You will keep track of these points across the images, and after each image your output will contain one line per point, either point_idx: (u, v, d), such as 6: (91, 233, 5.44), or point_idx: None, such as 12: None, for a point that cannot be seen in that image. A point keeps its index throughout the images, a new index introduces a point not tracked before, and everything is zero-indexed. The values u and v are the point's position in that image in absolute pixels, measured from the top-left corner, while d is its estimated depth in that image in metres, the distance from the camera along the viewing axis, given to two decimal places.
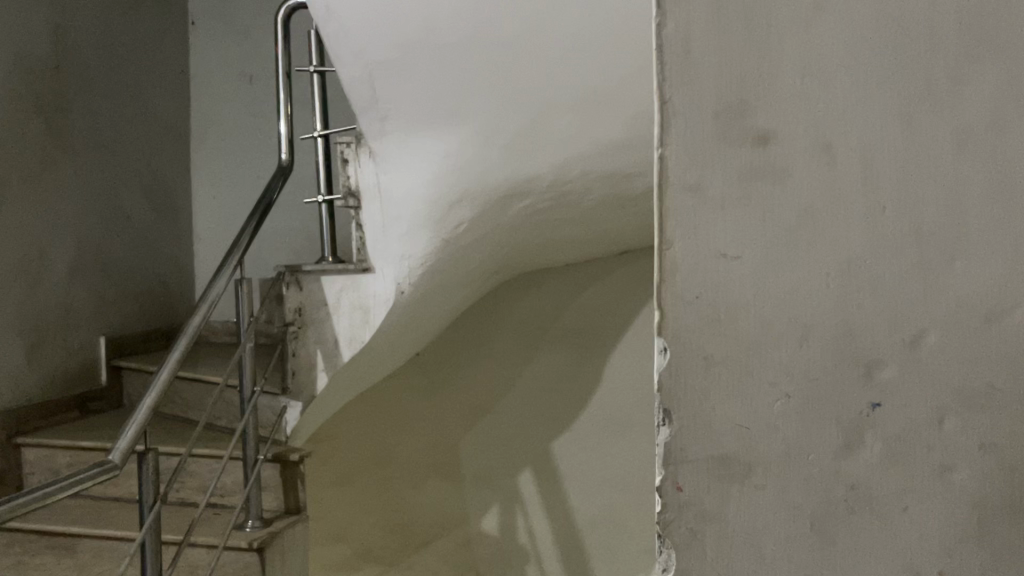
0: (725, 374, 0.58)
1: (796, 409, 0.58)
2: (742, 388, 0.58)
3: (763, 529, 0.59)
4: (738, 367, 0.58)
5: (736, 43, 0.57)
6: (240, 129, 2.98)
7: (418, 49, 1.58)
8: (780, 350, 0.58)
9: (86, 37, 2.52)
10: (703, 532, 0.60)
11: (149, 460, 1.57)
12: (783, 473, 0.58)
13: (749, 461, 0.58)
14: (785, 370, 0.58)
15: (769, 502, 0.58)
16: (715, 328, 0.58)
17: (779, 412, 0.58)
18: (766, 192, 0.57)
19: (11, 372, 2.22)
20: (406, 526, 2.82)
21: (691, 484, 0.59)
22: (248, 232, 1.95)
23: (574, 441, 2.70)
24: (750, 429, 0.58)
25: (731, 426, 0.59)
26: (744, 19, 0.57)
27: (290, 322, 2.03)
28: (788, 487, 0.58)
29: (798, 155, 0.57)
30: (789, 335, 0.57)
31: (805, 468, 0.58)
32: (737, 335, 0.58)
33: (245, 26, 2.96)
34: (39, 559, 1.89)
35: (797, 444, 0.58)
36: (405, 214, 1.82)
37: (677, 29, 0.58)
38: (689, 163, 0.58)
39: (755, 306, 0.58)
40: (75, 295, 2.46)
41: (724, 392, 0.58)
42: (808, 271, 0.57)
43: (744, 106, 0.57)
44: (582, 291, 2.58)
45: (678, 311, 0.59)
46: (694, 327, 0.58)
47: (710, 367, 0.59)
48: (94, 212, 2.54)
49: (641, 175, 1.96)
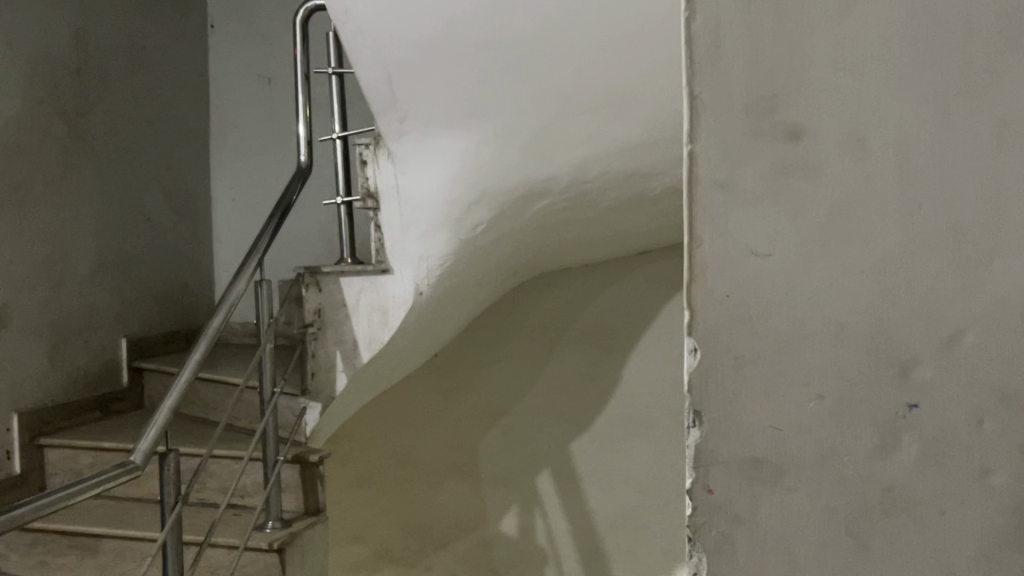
0: (756, 374, 0.58)
1: (829, 409, 0.57)
2: (773, 389, 0.58)
3: (796, 533, 0.58)
4: (770, 367, 0.58)
5: (766, 37, 0.56)
6: (259, 131, 3.00)
7: (436, 50, 1.58)
8: (813, 350, 0.57)
9: (107, 41, 2.54)
10: (734, 535, 0.59)
11: (171, 461, 1.58)
12: (816, 475, 0.57)
13: (780, 463, 0.58)
14: (817, 370, 0.57)
15: (801, 505, 0.58)
16: (746, 327, 0.58)
17: (812, 413, 0.57)
18: (798, 188, 0.57)
19: (34, 373, 2.24)
20: (424, 527, 2.82)
21: (723, 487, 0.59)
22: (268, 233, 1.97)
23: (594, 441, 2.70)
24: (781, 430, 0.58)
25: (762, 427, 0.58)
26: (775, 13, 0.56)
27: (310, 323, 2.02)
28: (820, 489, 0.57)
29: (831, 150, 0.56)
30: (822, 334, 0.57)
31: (839, 471, 0.57)
32: (769, 334, 0.58)
33: (263, 28, 2.97)
34: (63, 559, 1.91)
35: (830, 445, 0.57)
36: (423, 215, 1.82)
37: (709, 20, 0.57)
38: (719, 159, 0.58)
39: (787, 305, 0.57)
40: (97, 297, 2.48)
41: (755, 392, 0.58)
42: (841, 269, 0.56)
43: (775, 100, 0.56)
44: (600, 293, 2.59)
45: (708, 310, 0.59)
46: (724, 326, 0.58)
47: (741, 368, 0.58)
48: (115, 214, 2.56)
49: (660, 175, 1.95)
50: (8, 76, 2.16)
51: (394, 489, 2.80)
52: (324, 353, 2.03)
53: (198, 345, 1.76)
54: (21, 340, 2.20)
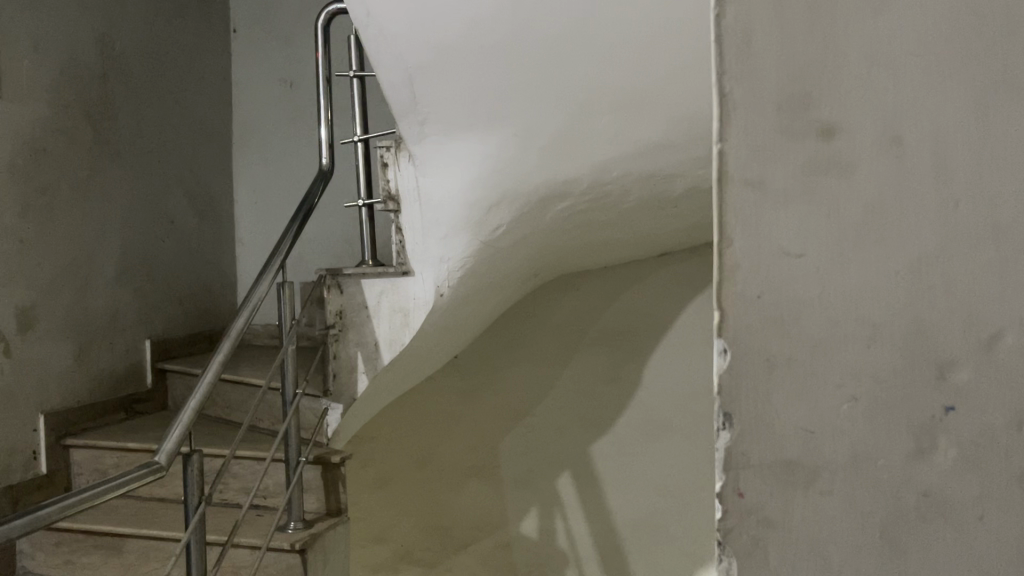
0: (788, 377, 0.57)
1: (864, 412, 0.56)
2: (806, 391, 0.57)
3: (829, 538, 0.57)
4: (802, 369, 0.57)
5: (799, 33, 0.56)
6: (280, 134, 3.02)
7: (457, 52, 1.58)
8: (848, 351, 0.56)
9: (132, 46, 2.57)
10: (765, 539, 0.59)
11: (194, 462, 1.59)
12: (850, 478, 0.56)
13: (814, 467, 0.57)
14: (852, 371, 0.56)
15: (835, 510, 0.57)
16: (778, 328, 0.57)
17: (846, 415, 0.56)
18: (832, 187, 0.56)
19: (60, 375, 2.27)
20: (445, 529, 2.82)
21: (754, 490, 0.59)
22: (290, 235, 1.97)
23: (613, 444, 2.68)
24: (815, 433, 0.57)
25: (795, 430, 0.57)
26: (808, 10, 0.56)
27: (331, 325, 2.04)
28: (854, 493, 0.56)
29: (865, 148, 0.55)
30: (857, 335, 0.56)
31: (874, 474, 0.56)
32: (801, 335, 0.57)
33: (286, 32, 2.99)
34: (89, 558, 1.93)
35: (865, 449, 0.56)
36: (444, 217, 1.82)
37: (738, 17, 0.57)
38: (750, 158, 0.57)
39: (820, 305, 0.57)
40: (122, 298, 2.50)
41: (788, 394, 0.57)
42: (875, 269, 0.56)
43: (808, 98, 0.56)
44: (621, 295, 2.57)
45: (739, 311, 0.58)
46: (756, 327, 0.58)
47: (773, 369, 0.58)
48: (140, 217, 2.58)
49: (681, 175, 1.94)
50: (35, 81, 2.18)
51: (415, 489, 2.81)
52: (345, 354, 2.03)
53: (221, 347, 1.77)
54: (48, 341, 2.22)
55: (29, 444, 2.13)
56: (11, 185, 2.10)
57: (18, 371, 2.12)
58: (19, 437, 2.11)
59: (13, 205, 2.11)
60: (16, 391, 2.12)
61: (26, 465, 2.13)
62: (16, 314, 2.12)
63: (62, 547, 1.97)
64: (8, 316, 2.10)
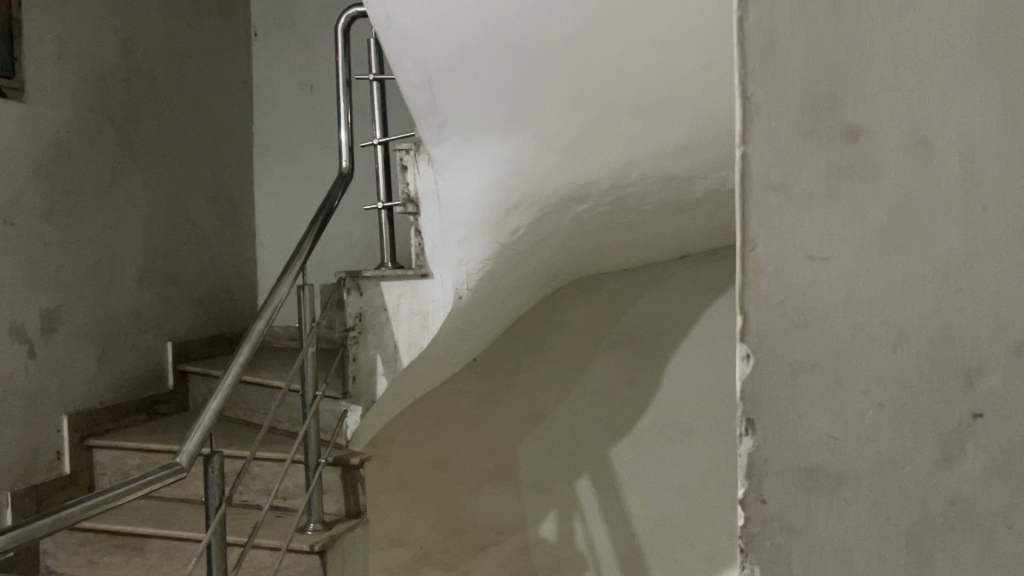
0: (812, 382, 0.57)
1: (889, 418, 0.55)
2: (831, 396, 0.56)
3: (855, 546, 0.57)
4: (826, 374, 0.56)
5: (823, 34, 0.55)
6: (301, 138, 3.04)
7: (477, 53, 1.57)
8: (873, 356, 0.55)
9: (156, 50, 2.59)
10: (787, 546, 0.59)
11: (214, 464, 1.60)
12: (875, 485, 0.56)
13: (837, 474, 0.57)
14: (877, 377, 0.55)
15: (860, 517, 0.56)
16: (802, 333, 0.57)
17: (871, 422, 0.56)
18: (856, 190, 0.55)
19: (84, 376, 2.29)
20: (464, 531, 2.82)
21: (777, 497, 0.58)
22: (310, 238, 1.98)
23: (633, 448, 2.66)
24: (838, 440, 0.56)
25: (819, 436, 0.57)
26: (832, 12, 0.55)
27: (351, 327, 2.03)
28: (880, 501, 0.56)
29: (892, 151, 0.54)
30: (882, 340, 0.55)
31: (900, 482, 0.55)
32: (825, 340, 0.56)
33: (306, 36, 3.01)
34: (111, 558, 1.95)
35: (890, 456, 0.55)
36: (463, 220, 1.83)
37: (761, 21, 0.57)
38: (773, 160, 0.57)
39: (844, 310, 0.56)
40: (144, 300, 2.53)
41: (812, 400, 0.57)
42: (901, 273, 0.55)
43: (832, 100, 0.55)
44: (640, 297, 2.56)
45: (762, 315, 0.58)
46: (779, 331, 0.58)
47: (797, 374, 0.57)
48: (162, 219, 2.61)
49: (700, 178, 1.93)
50: (60, 85, 2.21)
51: (433, 491, 2.82)
52: (364, 356, 2.04)
53: (241, 349, 1.78)
54: (72, 343, 2.25)
55: (53, 445, 2.16)
56: (36, 188, 2.12)
57: (43, 372, 2.15)
58: (44, 438, 2.14)
59: (38, 207, 2.13)
60: (41, 392, 2.14)
61: (51, 465, 2.15)
62: (41, 316, 2.15)
63: (85, 546, 2.00)
64: (33, 318, 2.12)
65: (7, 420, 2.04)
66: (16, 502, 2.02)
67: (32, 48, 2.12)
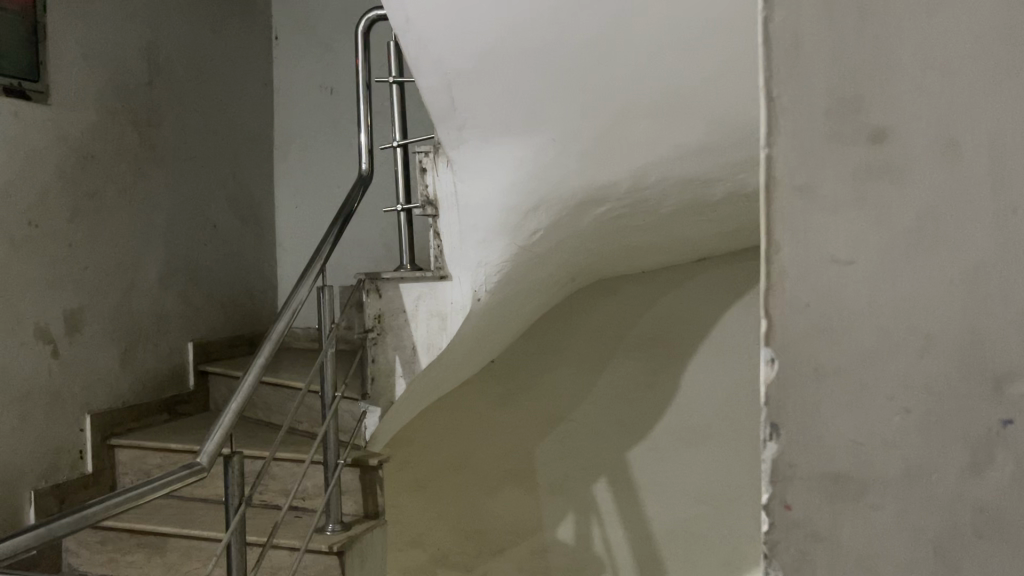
0: (837, 387, 0.55)
1: (916, 424, 0.53)
2: (856, 401, 0.54)
3: (880, 553, 0.54)
4: (851, 380, 0.54)
5: (849, 34, 0.54)
6: (320, 140, 3.05)
7: (497, 57, 1.57)
8: (899, 362, 0.53)
9: (178, 53, 2.62)
10: (813, 554, 0.56)
11: (234, 464, 1.61)
12: (901, 491, 0.53)
13: (862, 480, 0.54)
14: (903, 384, 0.53)
15: (886, 524, 0.54)
16: (828, 338, 0.55)
17: (897, 428, 0.53)
18: (883, 193, 0.53)
19: (107, 376, 2.31)
20: (482, 532, 2.82)
21: (802, 504, 0.56)
22: (330, 240, 2.00)
23: (651, 451, 2.64)
24: (863, 445, 0.54)
25: (843, 441, 0.55)
26: (859, 11, 0.54)
27: (370, 328, 2.05)
28: (908, 508, 0.53)
29: (920, 153, 0.52)
30: (909, 345, 0.53)
31: (927, 489, 0.53)
32: (851, 345, 0.54)
33: (327, 40, 3.02)
34: (131, 557, 1.97)
35: (917, 463, 0.53)
36: (482, 222, 1.84)
37: (786, 22, 0.56)
38: (798, 162, 0.55)
39: (870, 316, 0.54)
40: (166, 301, 2.55)
41: (837, 404, 0.55)
42: (929, 278, 0.52)
43: (858, 100, 0.53)
44: (659, 299, 2.55)
45: (787, 320, 0.56)
46: (804, 337, 0.56)
47: (822, 379, 0.55)
48: (184, 221, 2.63)
49: (720, 181, 1.93)
50: (83, 88, 2.23)
51: (451, 492, 2.82)
52: (383, 358, 2.05)
53: (262, 349, 1.79)
54: (95, 343, 2.27)
55: (76, 444, 2.18)
56: (60, 190, 2.15)
57: (66, 372, 2.17)
58: (67, 437, 2.16)
59: (62, 208, 2.16)
60: (64, 392, 2.16)
61: (73, 464, 2.17)
62: (65, 316, 2.17)
63: (107, 544, 2.01)
64: (57, 318, 2.15)
65: (31, 419, 2.06)
66: (39, 500, 2.04)
67: (56, 52, 2.15)
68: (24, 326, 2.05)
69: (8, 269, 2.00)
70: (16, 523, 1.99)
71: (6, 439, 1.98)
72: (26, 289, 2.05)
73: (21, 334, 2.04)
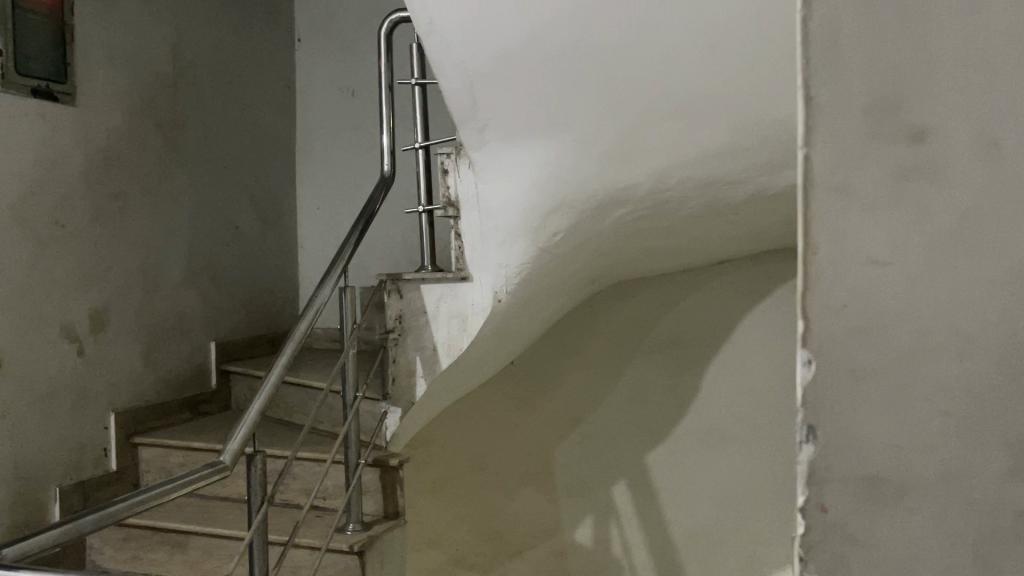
0: (877, 388, 0.56)
1: (955, 427, 0.55)
2: (897, 404, 0.56)
3: (920, 555, 0.56)
4: (892, 381, 0.56)
5: (890, 36, 0.54)
6: (342, 142, 3.07)
7: (520, 59, 1.57)
8: (939, 362, 0.55)
9: (202, 55, 2.64)
10: (848, 557, 0.58)
11: (257, 463, 1.62)
12: (941, 494, 0.55)
13: (902, 484, 0.56)
14: (944, 386, 0.55)
15: (925, 527, 0.56)
16: (867, 338, 0.56)
17: (937, 430, 0.55)
18: (924, 193, 0.55)
19: (130, 375, 2.34)
20: (501, 533, 2.82)
21: (839, 506, 0.57)
22: (352, 241, 2.01)
23: (671, 454, 2.63)
24: (904, 448, 0.56)
25: (883, 444, 0.56)
26: (897, 11, 0.54)
27: (391, 329, 2.06)
28: (945, 512, 0.55)
29: (960, 155, 0.54)
30: (949, 346, 0.55)
31: (967, 492, 0.55)
32: (891, 345, 0.56)
33: (349, 42, 3.04)
34: (154, 554, 1.99)
35: (956, 466, 0.55)
36: (503, 224, 1.83)
37: (825, 20, 0.55)
38: (838, 163, 0.56)
39: (910, 315, 0.55)
40: (189, 301, 2.57)
41: (878, 406, 0.56)
42: (969, 277, 0.55)
43: (899, 101, 0.54)
44: (679, 302, 2.54)
45: (827, 320, 0.57)
46: (844, 338, 0.57)
47: (862, 380, 0.56)
48: (206, 222, 2.65)
49: (741, 184, 1.92)
50: (110, 90, 2.26)
51: (470, 493, 2.81)
52: (404, 358, 2.05)
53: (285, 350, 1.80)
54: (119, 342, 2.29)
55: (100, 442, 2.21)
56: (86, 190, 2.17)
57: (91, 370, 2.20)
58: (91, 435, 2.18)
59: (88, 209, 2.18)
60: (89, 390, 2.19)
61: (97, 462, 2.20)
62: (90, 316, 2.19)
63: (130, 542, 2.03)
64: (82, 318, 2.17)
65: (57, 417, 2.08)
66: (63, 498, 2.06)
67: (84, 54, 2.17)
68: (50, 325, 2.07)
69: (35, 269, 2.03)
70: (42, 520, 2.02)
71: (32, 437, 2.01)
72: (52, 289, 2.08)
73: (47, 332, 2.06)
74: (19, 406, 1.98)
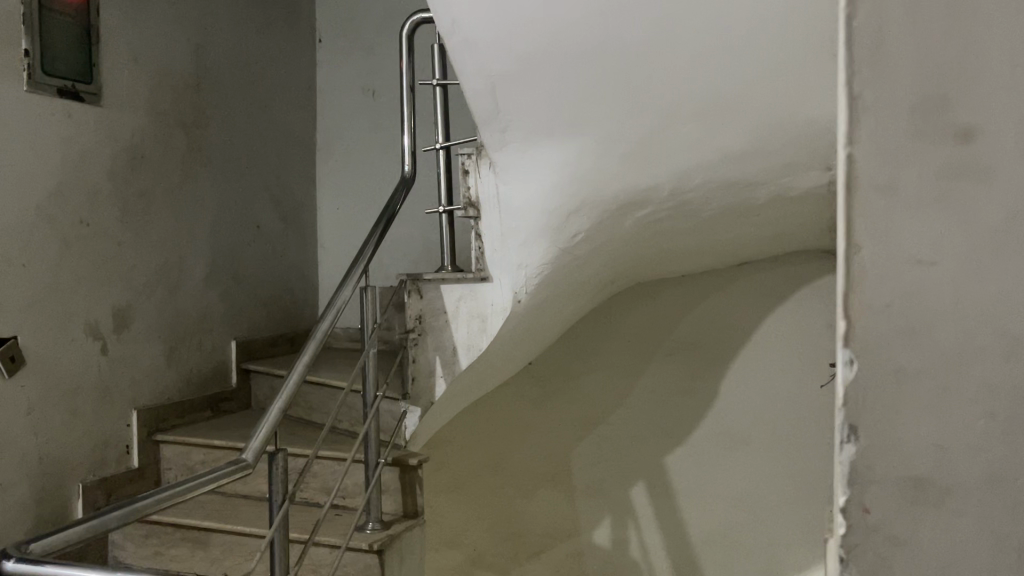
0: (922, 386, 0.68)
1: (997, 430, 0.67)
2: (943, 408, 0.68)
3: (962, 553, 0.68)
4: (936, 378, 0.68)
5: (929, 48, 0.66)
6: (363, 142, 3.08)
7: (543, 60, 1.57)
8: (979, 361, 0.67)
9: (225, 56, 2.66)
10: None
11: (279, 460, 1.63)
12: (982, 500, 0.67)
13: (945, 488, 0.68)
14: (986, 389, 0.67)
15: (966, 527, 0.68)
16: (908, 328, 0.68)
17: (980, 433, 0.67)
18: (963, 190, 0.67)
19: (153, 373, 2.35)
20: (518, 534, 2.82)
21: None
22: (373, 241, 2.01)
23: (690, 456, 2.62)
24: (948, 451, 0.68)
25: (929, 449, 0.68)
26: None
27: (411, 329, 2.05)
28: (985, 515, 0.67)
29: (994, 157, 0.66)
30: (988, 342, 0.67)
31: (1008, 496, 0.67)
32: (931, 335, 0.68)
33: (370, 43, 3.05)
34: (176, 550, 2.00)
35: (996, 471, 0.67)
36: (524, 224, 1.83)
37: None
38: (882, 165, 0.68)
39: (949, 308, 0.67)
40: (210, 299, 2.59)
41: (922, 409, 0.68)
42: (1001, 268, 0.67)
43: (941, 105, 0.66)
44: (699, 303, 2.54)
45: (872, 312, 0.69)
46: (887, 327, 0.69)
47: (906, 376, 0.68)
48: (228, 221, 2.67)
49: (763, 185, 1.91)
50: (134, 90, 2.28)
51: (489, 493, 2.83)
52: (423, 358, 2.05)
53: (307, 349, 1.81)
54: (142, 341, 2.31)
55: (122, 439, 2.23)
56: (111, 190, 2.20)
57: (114, 368, 2.22)
58: (115, 432, 2.21)
59: (112, 208, 2.20)
60: (113, 387, 2.21)
61: (120, 459, 2.22)
62: (113, 314, 2.21)
63: (152, 538, 2.05)
64: (106, 316, 2.19)
65: (81, 414, 2.11)
66: (87, 494, 2.09)
67: (109, 55, 2.19)
68: (74, 323, 2.09)
69: (60, 267, 2.05)
70: (66, 516, 2.04)
71: (57, 433, 2.03)
72: (77, 287, 2.10)
73: (73, 330, 2.09)
74: (44, 402, 2.00)
